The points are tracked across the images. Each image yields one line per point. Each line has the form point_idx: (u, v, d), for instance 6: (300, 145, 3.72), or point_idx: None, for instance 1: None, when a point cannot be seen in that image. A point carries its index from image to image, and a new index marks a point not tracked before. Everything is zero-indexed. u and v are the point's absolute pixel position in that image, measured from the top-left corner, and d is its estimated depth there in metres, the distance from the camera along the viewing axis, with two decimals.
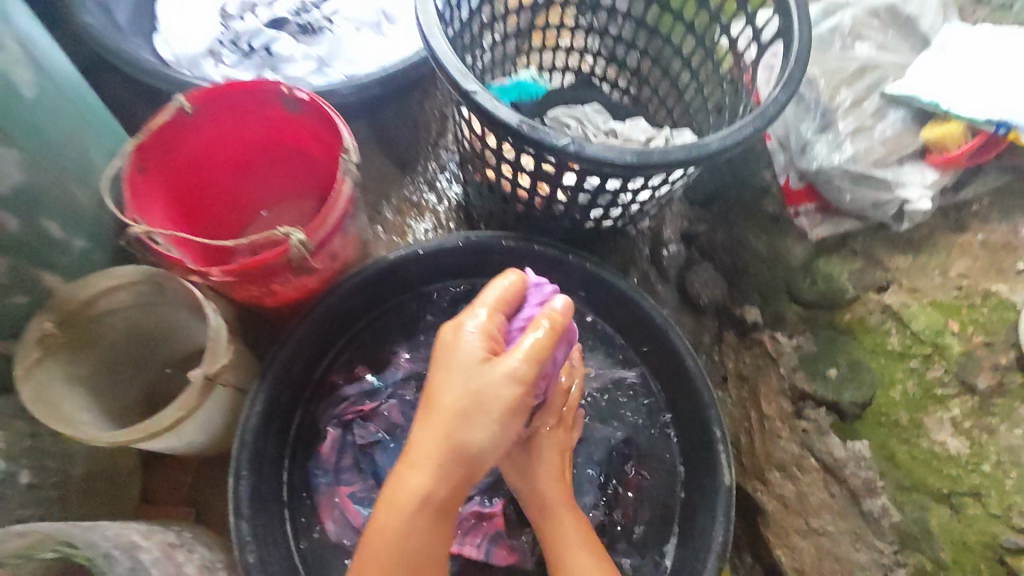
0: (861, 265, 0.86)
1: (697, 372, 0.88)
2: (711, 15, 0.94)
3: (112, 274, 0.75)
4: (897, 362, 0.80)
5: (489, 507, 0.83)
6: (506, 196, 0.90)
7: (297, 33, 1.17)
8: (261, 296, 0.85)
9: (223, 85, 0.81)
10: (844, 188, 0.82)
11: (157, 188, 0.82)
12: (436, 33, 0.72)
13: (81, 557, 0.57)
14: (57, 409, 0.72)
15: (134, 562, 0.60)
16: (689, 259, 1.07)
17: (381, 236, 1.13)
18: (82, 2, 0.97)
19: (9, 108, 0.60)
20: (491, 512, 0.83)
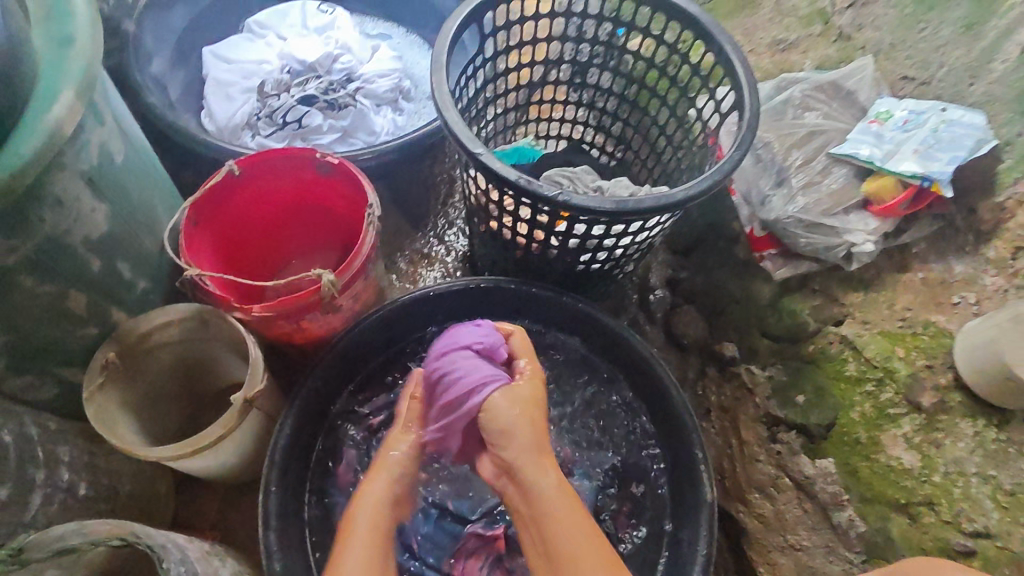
0: (819, 302, 0.97)
1: (680, 400, 0.98)
2: (681, 91, 1.10)
3: (167, 311, 0.86)
4: (855, 386, 0.90)
5: (491, 530, 0.92)
6: (506, 244, 1.03)
7: (325, 108, 1.33)
8: (291, 333, 0.96)
9: (266, 152, 0.96)
10: (800, 234, 0.94)
11: (205, 239, 0.96)
12: (448, 106, 0.86)
13: (145, 544, 0.65)
14: (113, 428, 0.81)
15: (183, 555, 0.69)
16: (674, 303, 1.17)
17: (396, 284, 1.27)
18: (147, 86, 1.14)
19: (104, 170, 0.74)
20: (493, 534, 0.92)
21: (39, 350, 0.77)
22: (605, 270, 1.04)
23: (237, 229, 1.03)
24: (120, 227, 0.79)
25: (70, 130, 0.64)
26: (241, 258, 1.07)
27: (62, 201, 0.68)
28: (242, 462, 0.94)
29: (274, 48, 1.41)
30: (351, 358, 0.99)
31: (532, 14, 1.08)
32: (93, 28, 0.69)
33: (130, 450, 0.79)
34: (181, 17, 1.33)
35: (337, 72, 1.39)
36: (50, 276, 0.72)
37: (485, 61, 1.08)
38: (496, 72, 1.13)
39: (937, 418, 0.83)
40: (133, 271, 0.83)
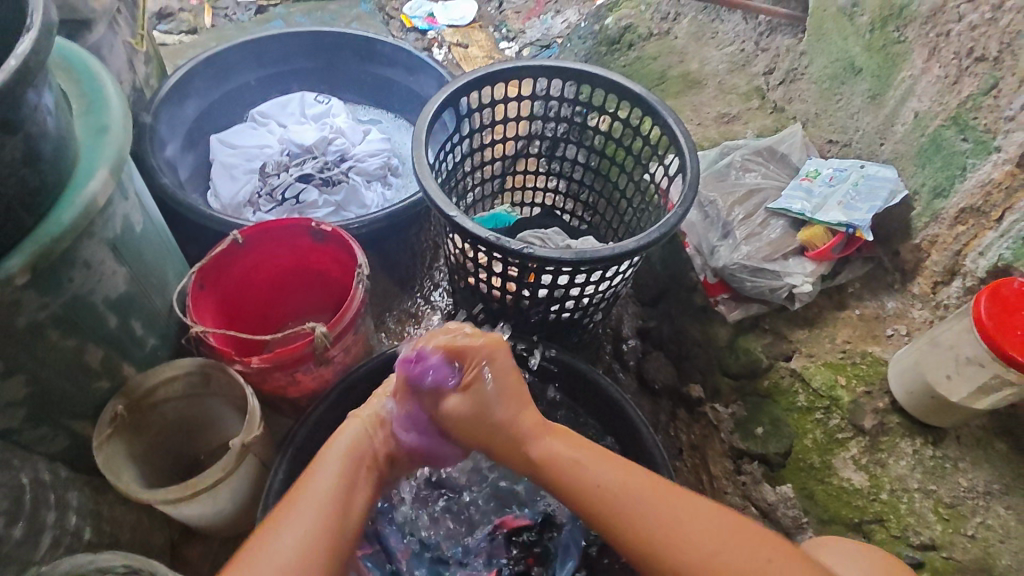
0: (770, 340, 1.06)
1: (651, 436, 1.04)
2: (636, 159, 1.24)
3: (173, 366, 0.94)
4: (807, 415, 0.97)
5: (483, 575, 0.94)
6: (484, 296, 1.13)
7: (321, 185, 1.47)
8: (286, 384, 1.04)
9: (266, 222, 1.07)
10: (745, 278, 1.05)
11: (209, 300, 1.06)
12: (427, 177, 0.98)
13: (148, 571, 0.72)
14: (118, 475, 0.87)
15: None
16: (645, 351, 1.28)
17: (385, 341, 1.36)
18: (160, 168, 1.27)
19: (126, 238, 0.85)
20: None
21: (56, 402, 0.84)
22: (575, 318, 1.13)
23: (237, 292, 1.13)
24: (135, 288, 0.88)
25: (103, 202, 0.75)
26: (240, 318, 1.16)
27: (90, 264, 0.78)
28: (237, 511, 0.99)
29: (276, 134, 1.57)
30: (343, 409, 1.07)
31: (503, 98, 1.23)
32: (125, 118, 0.82)
33: (134, 493, 0.84)
34: (192, 109, 1.48)
35: (332, 153, 1.54)
36: (74, 330, 0.80)
37: (462, 138, 1.22)
38: (472, 147, 1.27)
39: (880, 439, 0.91)
40: (144, 328, 0.92)
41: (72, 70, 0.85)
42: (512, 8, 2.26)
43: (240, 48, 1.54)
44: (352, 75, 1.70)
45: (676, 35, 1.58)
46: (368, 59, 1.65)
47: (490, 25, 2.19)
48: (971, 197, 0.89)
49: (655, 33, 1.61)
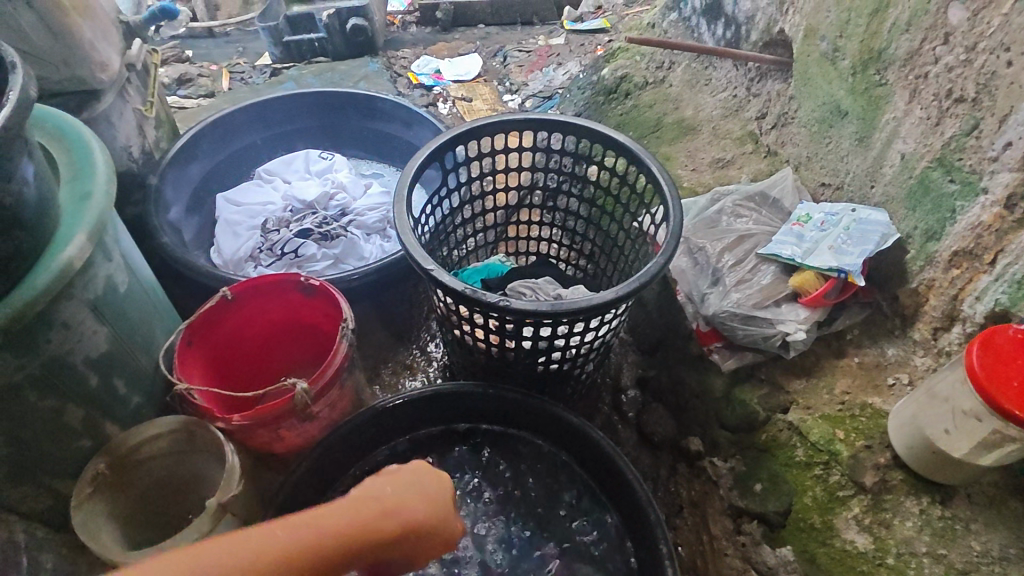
0: (766, 390, 1.02)
1: (643, 492, 1.00)
2: (626, 208, 1.23)
3: (156, 424, 0.95)
4: (807, 471, 0.92)
5: None
6: (471, 348, 1.11)
7: (321, 239, 1.50)
8: (272, 441, 1.04)
9: (256, 278, 1.09)
10: (736, 326, 1.02)
11: (197, 356, 1.07)
12: (406, 231, 0.98)
13: None
14: (96, 536, 0.86)
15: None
16: (645, 402, 1.25)
17: (379, 393, 1.35)
18: (162, 228, 1.32)
19: (108, 298, 0.87)
20: None
21: (33, 460, 0.85)
22: (565, 369, 1.11)
23: (228, 347, 1.14)
24: (118, 347, 0.90)
25: (80, 264, 0.77)
26: (230, 372, 1.17)
27: (69, 325, 0.80)
28: None
29: (280, 190, 1.62)
30: (329, 465, 1.06)
31: (490, 152, 1.24)
32: (108, 182, 0.85)
33: (108, 553, 0.83)
34: (199, 170, 1.54)
35: (333, 208, 1.58)
36: (49, 391, 0.81)
37: (450, 191, 1.23)
38: (461, 200, 1.28)
39: (883, 498, 0.85)
40: (128, 387, 0.93)
41: (62, 138, 0.88)
42: (517, 62, 2.33)
43: (246, 110, 1.61)
44: (355, 132, 1.76)
45: (671, 82, 1.60)
46: (369, 116, 1.70)
47: (494, 79, 2.26)
48: (963, 240, 0.86)
49: (650, 81, 1.64)
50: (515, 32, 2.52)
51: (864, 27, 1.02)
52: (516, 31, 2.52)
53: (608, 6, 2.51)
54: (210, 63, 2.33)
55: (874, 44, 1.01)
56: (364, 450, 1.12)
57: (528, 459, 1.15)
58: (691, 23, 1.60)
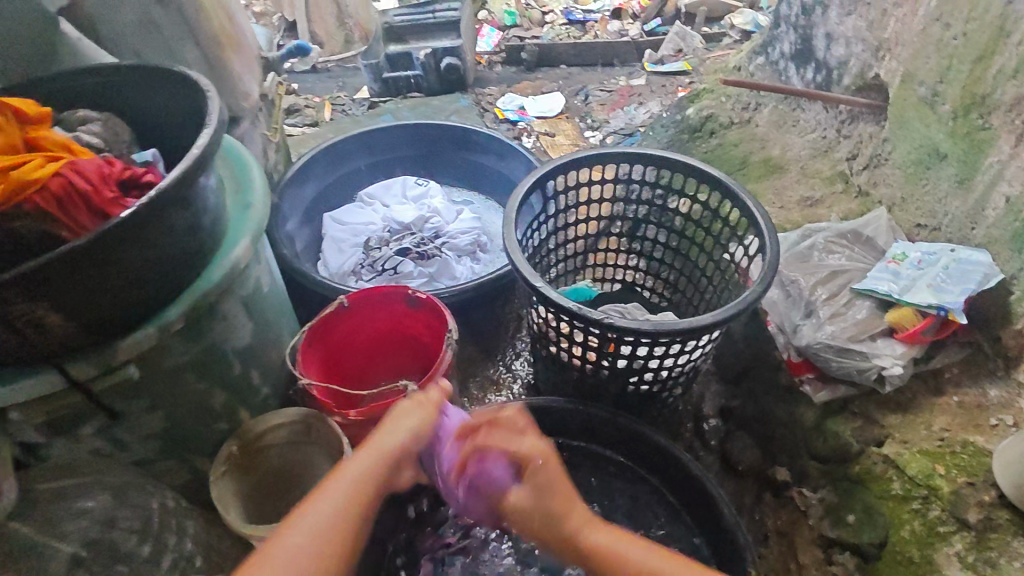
0: (860, 423, 1.03)
1: (731, 515, 1.02)
2: (716, 239, 1.28)
3: (281, 413, 1.04)
4: (904, 505, 0.93)
5: None
6: (564, 365, 1.17)
7: (418, 258, 1.61)
8: (378, 439, 1.12)
9: (371, 288, 1.19)
10: (830, 358, 1.04)
11: (315, 355, 1.17)
12: (516, 250, 1.06)
13: None
14: (227, 509, 0.95)
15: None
16: (728, 431, 1.28)
17: (467, 406, 1.42)
18: (282, 240, 1.45)
19: (256, 297, 0.98)
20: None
21: (182, 437, 0.95)
22: (654, 392, 1.15)
23: (339, 351, 1.24)
24: (258, 340, 1.00)
25: (243, 264, 0.88)
26: (341, 372, 1.27)
27: (226, 317, 0.91)
28: None
29: (380, 212, 1.74)
30: None
31: (586, 181, 1.31)
32: (264, 196, 0.97)
33: (239, 526, 0.92)
34: (311, 190, 1.69)
35: (428, 230, 1.69)
36: (204, 374, 0.91)
37: (548, 217, 1.31)
38: (556, 226, 1.35)
39: (988, 536, 0.85)
40: (260, 378, 1.03)
41: (227, 159, 1.02)
42: (598, 100, 2.42)
43: (355, 138, 1.75)
44: (450, 161, 1.88)
45: (757, 123, 1.64)
46: (465, 147, 1.82)
47: (576, 116, 2.36)
48: None
49: (736, 121, 1.69)
50: (596, 72, 2.63)
51: (967, 74, 1.06)
52: (597, 71, 2.63)
53: (687, 50, 2.59)
54: (314, 96, 2.54)
55: (977, 89, 1.04)
56: None
57: (612, 477, 1.19)
58: (779, 67, 1.65)
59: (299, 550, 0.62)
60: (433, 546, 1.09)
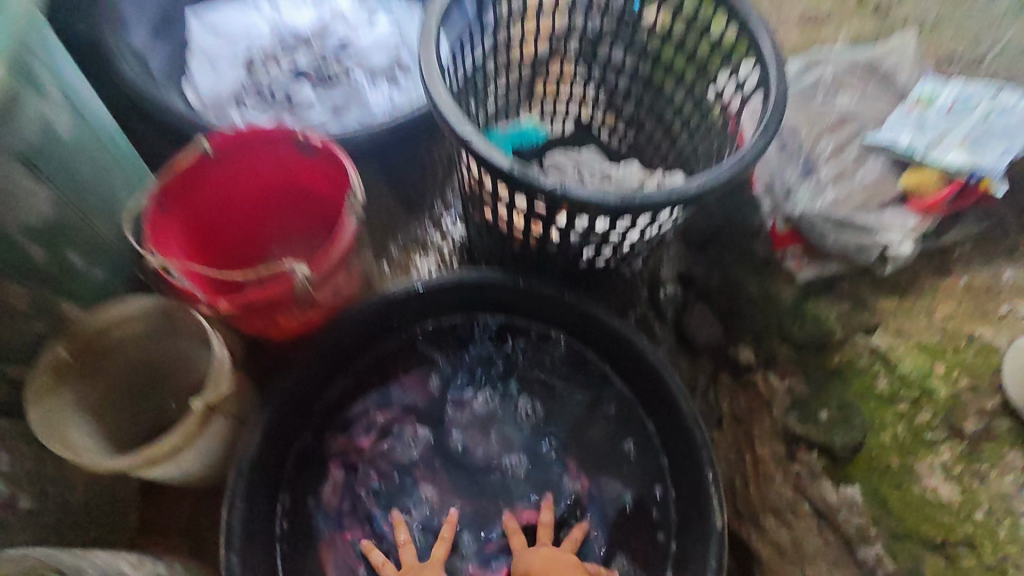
0: (848, 308, 0.88)
1: (691, 416, 0.90)
2: (699, 68, 0.98)
3: (123, 304, 0.83)
4: (886, 406, 0.81)
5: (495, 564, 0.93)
6: (502, 236, 0.94)
7: (317, 83, 1.26)
8: (266, 327, 0.90)
9: (246, 132, 0.89)
10: (827, 232, 0.84)
11: (172, 232, 0.89)
12: (436, 82, 0.76)
13: None
14: (64, 433, 0.76)
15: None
16: (685, 301, 1.14)
17: (387, 275, 1.17)
18: (124, 56, 1.08)
19: (52, 147, 0.74)
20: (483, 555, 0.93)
21: None
22: (609, 266, 0.95)
23: (213, 213, 0.98)
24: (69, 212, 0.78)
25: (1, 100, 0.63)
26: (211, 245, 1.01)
27: None
28: (209, 471, 0.90)
29: (266, 16, 1.32)
30: (338, 354, 0.97)
31: None
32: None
33: (86, 464, 0.74)
34: None
35: (332, 43, 1.30)
36: None
37: (486, 28, 0.96)
38: (496, 43, 1.01)
39: (980, 447, 0.76)
40: None
41: None
42: None
43: None
44: None
45: None
46: None
47: None
48: None
49: None
50: None
51: None
52: None
53: None
54: None
55: None
56: (373, 340, 1.01)
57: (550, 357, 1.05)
58: None
59: None
60: (342, 451, 0.97)
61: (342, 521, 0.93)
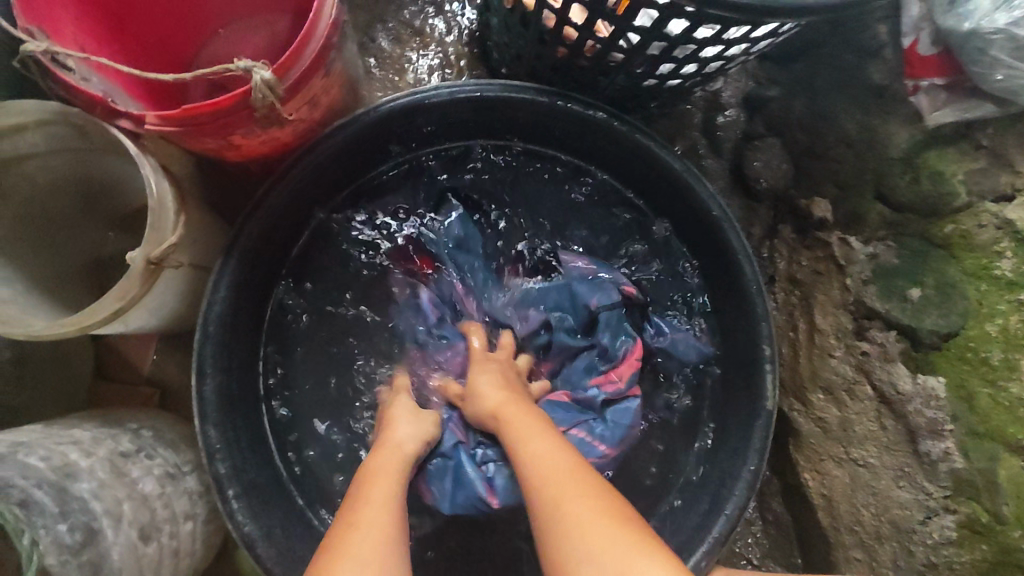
0: (983, 164, 0.68)
1: (755, 280, 0.72)
2: None
3: (13, 109, 0.57)
4: (1002, 292, 0.65)
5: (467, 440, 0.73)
6: (543, 36, 0.67)
7: None
8: (220, 150, 0.66)
9: None
10: (998, 63, 0.61)
11: (66, 6, 0.63)
12: None
13: None
14: None
15: (87, 511, 0.50)
16: (749, 133, 0.88)
17: (374, 73, 0.89)
18: None
19: None
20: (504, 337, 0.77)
21: None
22: (683, 87, 0.70)
23: None
24: None
25: None
26: (135, 33, 0.73)
27: None
28: (172, 322, 0.73)
29: None
30: (315, 188, 0.74)
31: None
32: None
33: (9, 333, 0.56)
34: None
35: None
36: None
37: None
38: None
39: None
40: None
41: None
42: None
43: None
44: None
45: None
46: None
47: None
48: None
49: None
50: None
51: None
52: None
53: None
54: None
55: None
56: (359, 168, 0.77)
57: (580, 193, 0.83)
58: None
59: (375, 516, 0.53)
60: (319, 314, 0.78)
61: (327, 384, 0.76)
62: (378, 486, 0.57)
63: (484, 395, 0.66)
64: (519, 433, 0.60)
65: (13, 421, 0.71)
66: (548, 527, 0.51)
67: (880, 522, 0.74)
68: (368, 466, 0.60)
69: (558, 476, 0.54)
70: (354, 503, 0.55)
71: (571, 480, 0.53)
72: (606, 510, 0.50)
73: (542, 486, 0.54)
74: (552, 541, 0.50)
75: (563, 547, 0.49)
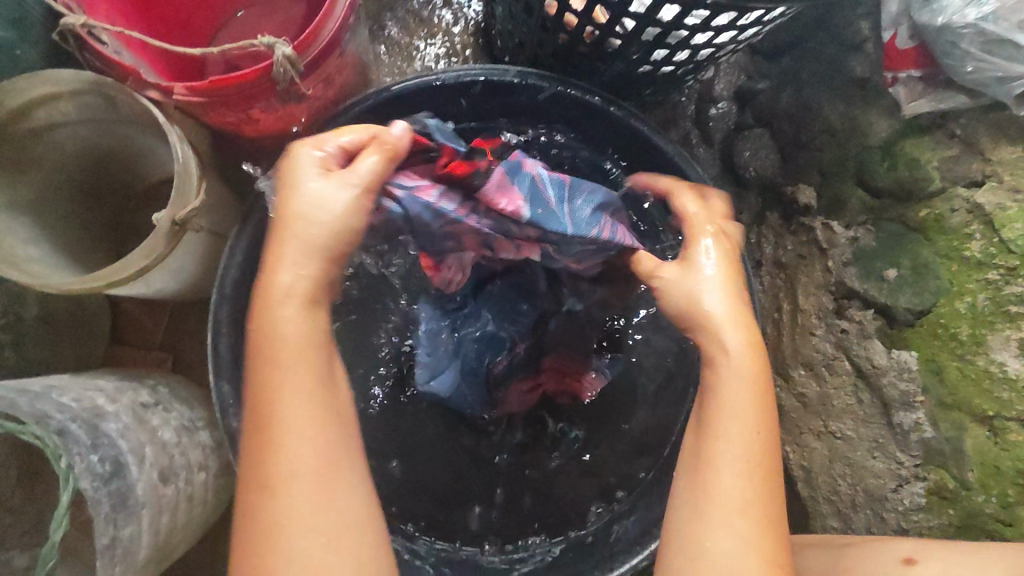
0: (955, 152, 0.73)
1: (740, 260, 0.77)
2: None
3: (48, 79, 0.61)
4: (971, 271, 0.70)
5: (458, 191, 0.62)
6: (546, 24, 0.71)
7: None
8: (239, 124, 0.70)
9: None
10: (969, 56, 0.66)
11: None
12: None
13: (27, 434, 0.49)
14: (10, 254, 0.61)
15: (115, 446, 0.55)
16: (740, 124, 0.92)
17: (382, 60, 0.94)
18: None
19: None
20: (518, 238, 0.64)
21: None
22: (676, 76, 0.75)
23: None
24: None
25: None
26: (160, 14, 0.77)
27: None
28: (186, 289, 0.77)
29: None
30: None
31: None
32: None
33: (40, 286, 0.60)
34: None
35: None
36: None
37: None
38: None
39: None
40: None
41: None
42: None
43: None
44: None
45: None
46: None
47: None
48: None
49: None
50: None
51: None
52: None
53: None
54: None
55: None
56: None
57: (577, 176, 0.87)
58: None
59: (297, 412, 0.50)
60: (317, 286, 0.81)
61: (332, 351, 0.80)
62: (295, 423, 0.49)
63: (717, 294, 0.56)
64: (724, 355, 0.54)
65: (30, 373, 0.75)
66: (710, 468, 0.52)
67: (855, 491, 0.78)
68: (277, 372, 0.50)
69: (745, 445, 0.52)
70: (273, 384, 0.50)
71: (750, 467, 0.51)
72: (762, 521, 0.50)
73: (726, 442, 0.52)
74: (708, 485, 0.52)
75: (711, 494, 0.51)
